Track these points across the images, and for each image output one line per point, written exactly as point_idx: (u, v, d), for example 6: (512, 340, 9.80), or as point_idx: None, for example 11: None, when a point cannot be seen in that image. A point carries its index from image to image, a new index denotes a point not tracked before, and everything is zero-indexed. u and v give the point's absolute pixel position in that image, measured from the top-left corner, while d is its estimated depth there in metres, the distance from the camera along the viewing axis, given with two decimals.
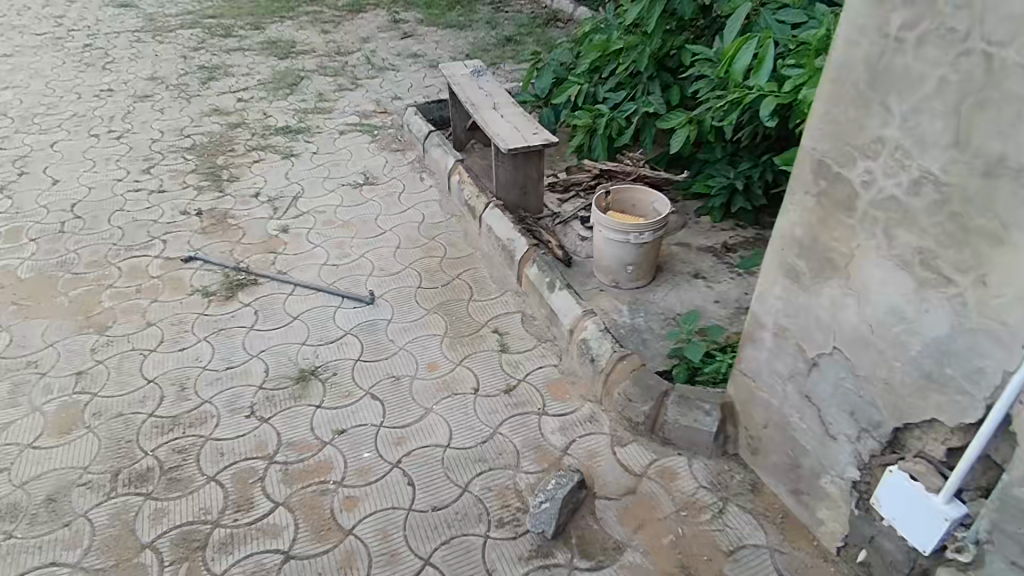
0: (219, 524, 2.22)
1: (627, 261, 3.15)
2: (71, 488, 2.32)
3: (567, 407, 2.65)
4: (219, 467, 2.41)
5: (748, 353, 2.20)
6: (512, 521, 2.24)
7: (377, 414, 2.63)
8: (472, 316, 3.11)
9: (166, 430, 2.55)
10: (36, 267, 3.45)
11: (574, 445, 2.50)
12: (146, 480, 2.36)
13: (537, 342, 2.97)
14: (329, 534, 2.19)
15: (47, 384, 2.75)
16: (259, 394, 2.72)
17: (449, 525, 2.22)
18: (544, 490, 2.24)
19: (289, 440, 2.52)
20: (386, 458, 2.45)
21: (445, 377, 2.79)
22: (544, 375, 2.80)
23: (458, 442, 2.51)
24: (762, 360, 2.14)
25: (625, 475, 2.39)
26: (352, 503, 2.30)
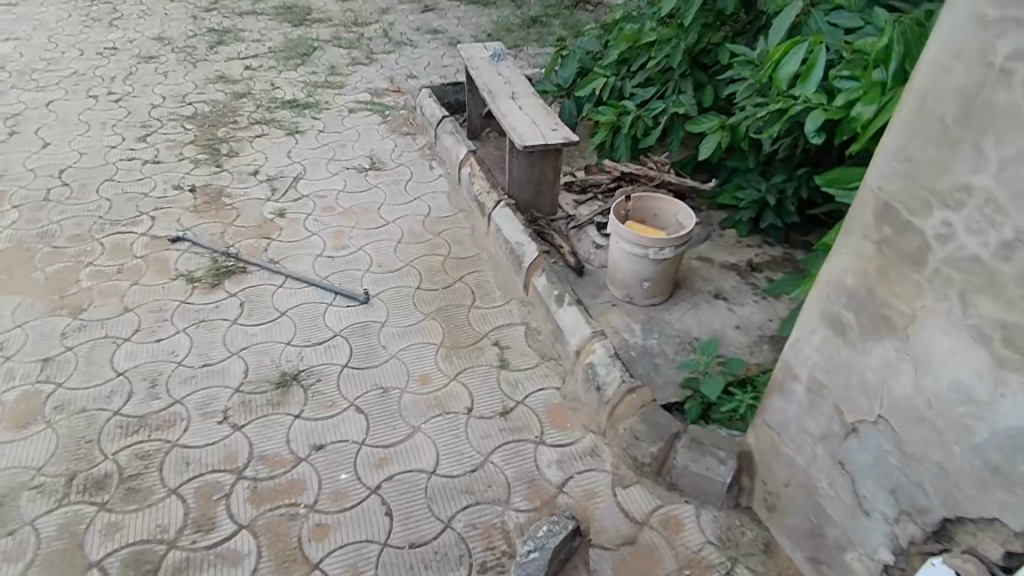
0: (175, 546, 2.02)
1: (644, 277, 2.90)
2: (19, 492, 2.13)
3: (567, 437, 2.42)
4: (182, 479, 2.21)
5: (775, 402, 1.96)
6: (496, 567, 2.02)
7: (360, 430, 2.41)
8: (471, 325, 2.88)
9: (130, 432, 2.35)
10: (15, 236, 3.25)
11: (570, 483, 2.28)
12: (102, 488, 2.16)
13: (540, 359, 2.73)
14: (293, 567, 2.00)
15: (9, 370, 2.56)
16: (235, 397, 2.51)
17: (425, 567, 2.01)
18: (533, 537, 2.03)
19: (261, 453, 2.32)
20: (364, 482, 2.24)
21: (437, 393, 2.57)
22: (545, 398, 2.57)
23: (444, 469, 2.29)
24: (791, 414, 1.90)
25: (624, 522, 2.17)
26: (322, 531, 2.10)
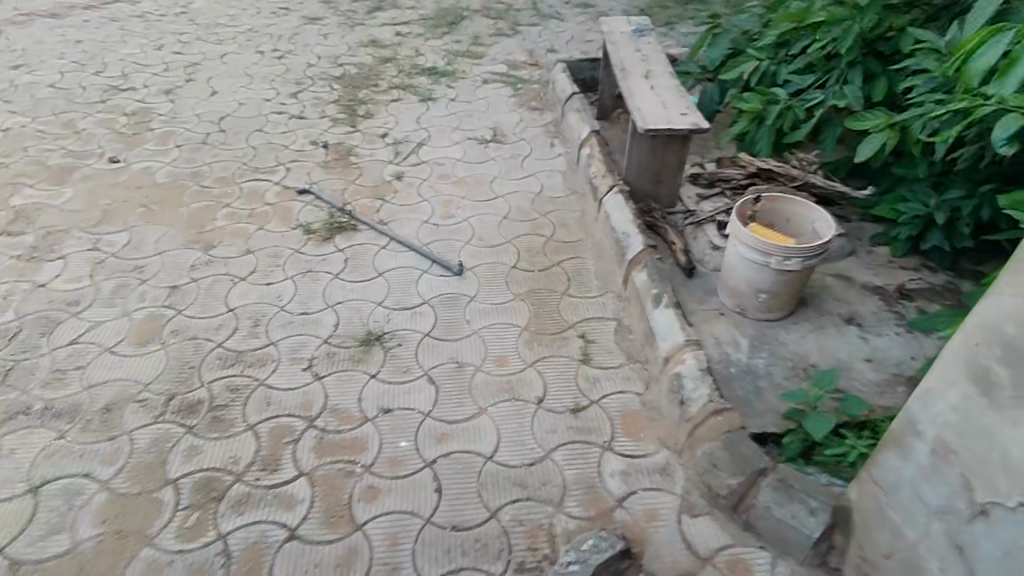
0: (241, 479, 2.13)
1: (760, 287, 2.57)
2: (127, 402, 2.37)
3: (638, 448, 2.22)
4: (261, 417, 2.33)
5: (887, 457, 1.59)
6: (534, 570, 1.91)
7: (428, 401, 2.40)
8: (560, 313, 2.77)
9: (227, 364, 2.53)
10: (172, 173, 3.62)
11: (632, 498, 2.07)
12: (194, 412, 2.34)
13: (625, 360, 2.54)
14: (339, 523, 2.02)
15: (143, 292, 2.86)
16: (322, 348, 2.61)
17: (463, 554, 1.95)
18: (576, 548, 1.88)
19: (333, 406, 2.38)
20: (422, 454, 2.22)
21: (511, 377, 2.49)
22: (623, 402, 2.38)
23: (502, 457, 2.21)
24: (905, 476, 1.54)
25: (684, 553, 1.92)
26: (372, 494, 2.10)
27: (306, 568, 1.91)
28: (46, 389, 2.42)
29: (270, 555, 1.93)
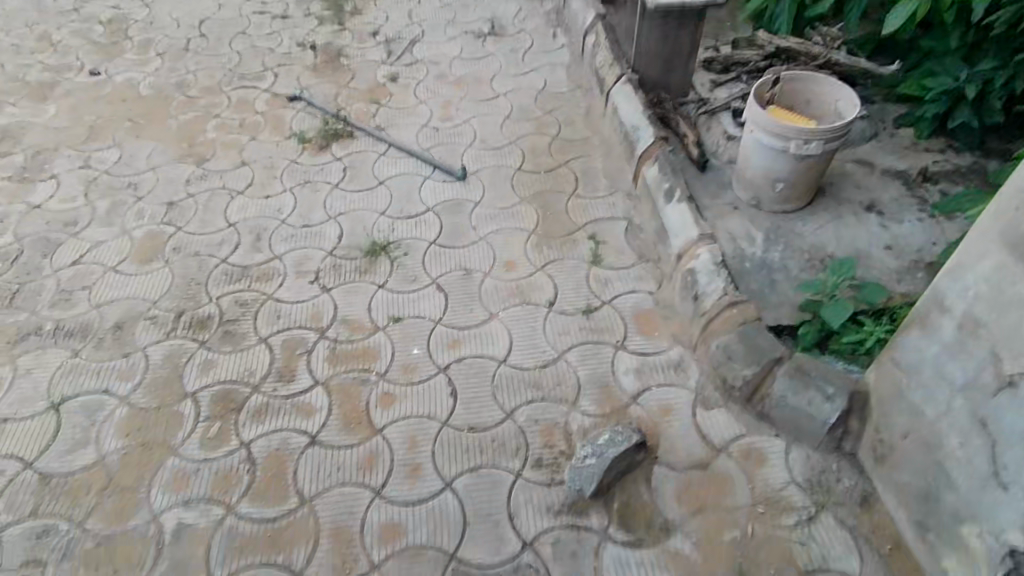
0: (258, 390, 2.14)
1: (777, 177, 2.47)
2: (137, 320, 2.36)
3: (652, 346, 2.21)
4: (273, 329, 2.32)
5: (910, 338, 1.58)
6: (551, 465, 1.93)
7: (438, 308, 2.39)
8: (568, 215, 2.69)
9: (233, 279, 2.50)
10: (156, 84, 3.44)
11: (647, 395, 2.08)
12: (204, 327, 2.33)
13: (636, 260, 2.50)
14: (358, 429, 2.04)
15: (140, 210, 2.78)
16: (327, 260, 2.56)
17: (481, 452, 1.97)
18: (592, 444, 1.91)
19: (344, 317, 2.37)
20: (435, 361, 2.23)
21: (521, 281, 2.46)
22: (635, 302, 2.36)
23: (514, 360, 2.21)
24: (930, 356, 1.52)
25: (698, 444, 1.94)
26: (389, 400, 2.12)
27: (331, 471, 1.93)
28: (55, 309, 2.41)
29: (292, 461, 1.96)
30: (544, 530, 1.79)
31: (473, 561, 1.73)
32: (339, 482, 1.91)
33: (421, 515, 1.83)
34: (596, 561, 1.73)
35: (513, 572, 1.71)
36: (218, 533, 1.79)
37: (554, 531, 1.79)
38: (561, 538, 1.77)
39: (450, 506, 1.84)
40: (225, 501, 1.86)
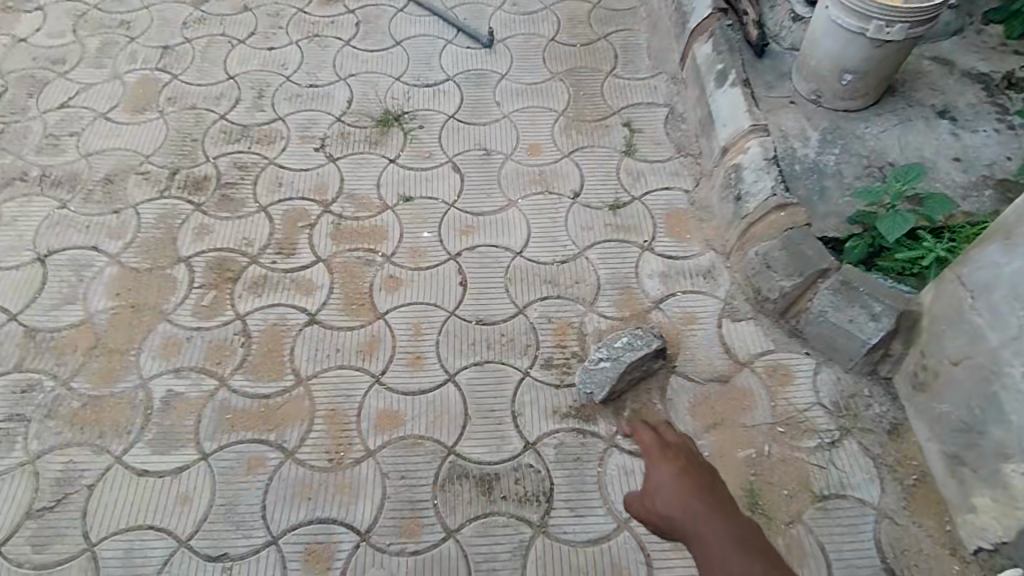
0: (256, 262, 2.00)
1: (846, 67, 2.19)
2: (129, 174, 2.18)
3: (681, 249, 2.03)
4: (273, 198, 2.15)
5: (991, 252, 1.44)
6: (561, 366, 1.82)
7: (453, 190, 2.19)
8: (603, 97, 2.42)
9: (232, 139, 2.29)
10: None
11: (670, 301, 1.93)
12: (201, 189, 2.16)
13: (674, 154, 2.25)
14: (360, 311, 1.92)
15: (133, 53, 2.52)
16: (335, 126, 2.33)
17: (489, 347, 1.85)
18: (608, 345, 1.77)
19: (350, 191, 2.18)
20: (446, 246, 2.07)
21: (545, 167, 2.25)
22: (668, 200, 2.14)
23: (531, 253, 2.05)
24: (1011, 273, 1.38)
25: (721, 357, 1.81)
26: (394, 283, 1.99)
27: (329, 353, 1.83)
28: (42, 155, 2.23)
29: (289, 338, 1.85)
30: (548, 432, 1.71)
31: (472, 456, 1.66)
32: (337, 364, 1.81)
33: (420, 406, 1.74)
34: (600, 467, 1.66)
35: (513, 470, 1.64)
36: (209, 404, 1.72)
37: (559, 434, 1.71)
38: (565, 441, 1.69)
39: (452, 399, 1.76)
40: (217, 373, 1.77)
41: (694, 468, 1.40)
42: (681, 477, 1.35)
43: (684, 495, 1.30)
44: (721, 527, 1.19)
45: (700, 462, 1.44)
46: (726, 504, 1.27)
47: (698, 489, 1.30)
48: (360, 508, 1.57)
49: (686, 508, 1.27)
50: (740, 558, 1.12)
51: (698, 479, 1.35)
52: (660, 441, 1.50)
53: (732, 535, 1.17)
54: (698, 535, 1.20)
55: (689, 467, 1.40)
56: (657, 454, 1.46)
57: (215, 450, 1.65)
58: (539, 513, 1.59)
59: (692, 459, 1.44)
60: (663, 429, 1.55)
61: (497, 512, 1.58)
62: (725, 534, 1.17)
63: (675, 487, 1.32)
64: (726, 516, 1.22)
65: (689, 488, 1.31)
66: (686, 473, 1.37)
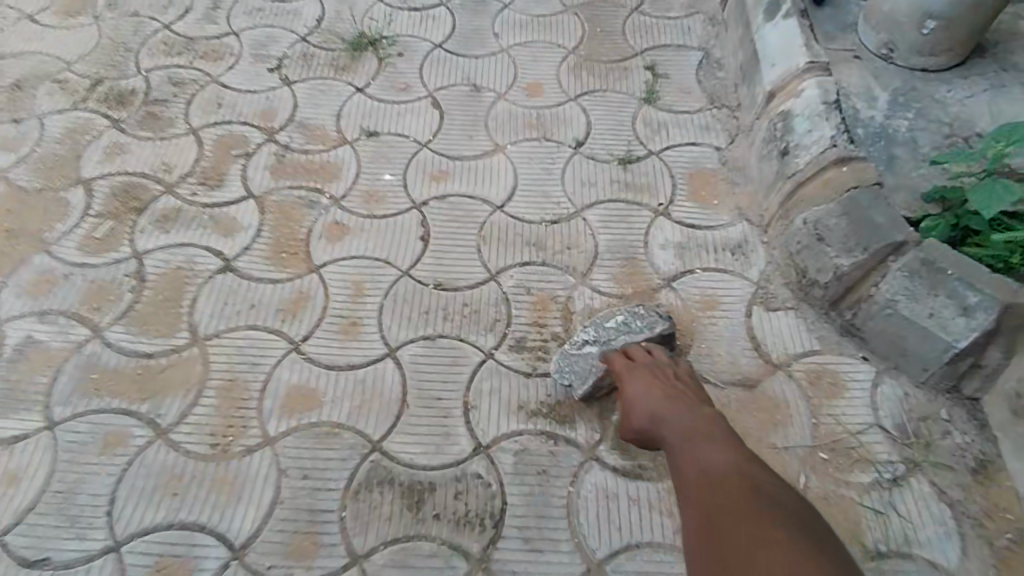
0: (172, 192, 1.60)
1: (929, 11, 1.71)
2: (42, 81, 1.79)
3: (706, 217, 1.60)
4: (207, 120, 1.75)
5: None
6: (536, 349, 1.39)
7: (428, 128, 1.77)
8: (623, 35, 1.99)
9: (173, 51, 1.89)
10: None
11: (686, 279, 1.50)
12: (124, 104, 1.76)
13: (706, 105, 1.82)
14: (290, 262, 1.50)
15: None
16: (297, 47, 1.93)
17: (445, 319, 1.42)
18: (597, 325, 1.35)
19: (302, 120, 1.77)
20: (410, 193, 1.64)
21: (544, 110, 1.81)
22: (694, 158, 1.71)
23: (514, 209, 1.62)
24: None
25: (748, 355, 1.37)
26: (338, 231, 1.56)
27: (239, 310, 1.42)
28: None
29: (194, 287, 1.45)
30: (508, 434, 1.28)
31: (402, 456, 1.24)
32: (247, 324, 1.40)
33: (345, 385, 1.32)
34: (572, 487, 1.23)
35: (454, 481, 1.22)
36: (73, 358, 1.32)
37: (523, 437, 1.28)
38: (528, 448, 1.27)
39: (388, 380, 1.33)
40: (93, 321, 1.38)
41: (662, 372, 1.24)
42: (657, 385, 1.20)
43: (651, 405, 1.17)
44: (692, 429, 1.07)
45: (679, 371, 1.26)
46: (697, 403, 1.16)
47: (669, 396, 1.17)
48: (240, 515, 1.17)
49: (654, 417, 1.15)
50: (707, 450, 1.01)
51: (672, 389, 1.20)
52: (636, 356, 1.28)
53: (705, 434, 1.05)
54: (673, 444, 1.07)
55: (666, 377, 1.23)
56: (632, 367, 1.26)
57: (66, 418, 1.25)
58: (482, 542, 1.17)
59: (671, 367, 1.26)
60: (633, 350, 1.30)
61: (423, 536, 1.16)
62: (699, 435, 1.05)
63: (644, 398, 1.18)
64: (699, 419, 1.10)
65: (657, 396, 1.18)
66: (664, 385, 1.20)
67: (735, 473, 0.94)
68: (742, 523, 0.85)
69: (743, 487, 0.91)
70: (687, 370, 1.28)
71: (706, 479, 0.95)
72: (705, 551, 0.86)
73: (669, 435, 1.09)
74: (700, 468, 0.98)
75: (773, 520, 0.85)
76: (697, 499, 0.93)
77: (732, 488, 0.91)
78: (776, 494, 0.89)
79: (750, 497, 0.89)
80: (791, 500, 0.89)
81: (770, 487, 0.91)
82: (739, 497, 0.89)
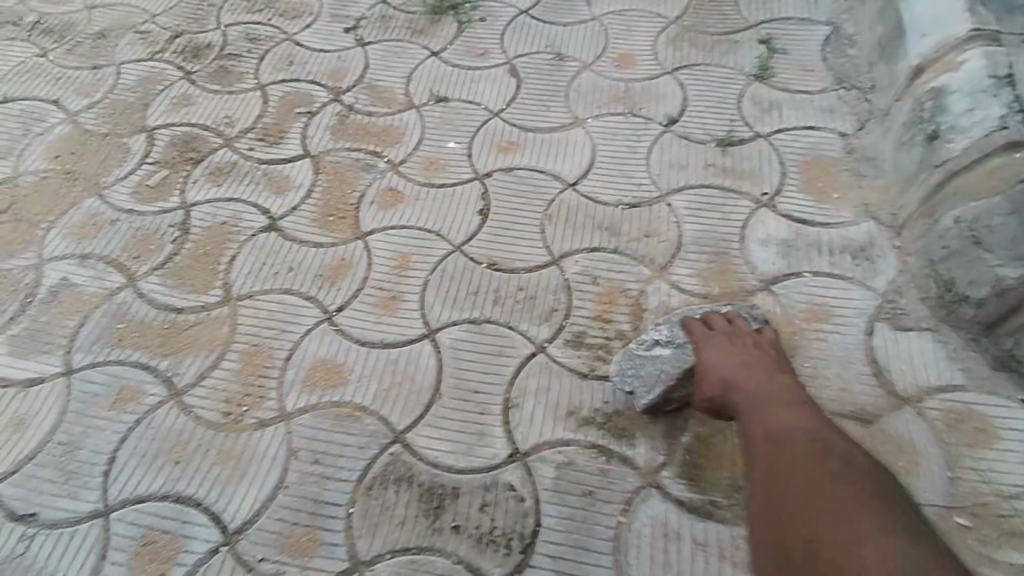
0: (231, 146, 1.53)
1: None
2: (126, 32, 1.77)
3: (820, 212, 1.33)
4: (276, 77, 1.67)
5: None
6: (596, 348, 1.18)
7: (502, 96, 1.60)
8: (734, 6, 1.73)
9: (254, 8, 1.83)
10: None
11: (789, 284, 1.24)
12: (199, 58, 1.72)
13: (830, 86, 1.54)
14: (336, 226, 1.37)
15: None
16: (376, 8, 1.82)
17: (494, 303, 1.24)
18: (672, 324, 1.14)
19: (371, 81, 1.65)
20: (474, 163, 1.47)
21: (634, 83, 1.59)
22: (809, 144, 1.44)
23: (588, 188, 1.41)
24: None
25: (865, 383, 1.12)
26: (392, 197, 1.42)
27: (276, 272, 1.30)
28: None
29: (235, 244, 1.35)
30: (553, 443, 1.08)
31: (426, 453, 1.07)
32: (282, 288, 1.28)
33: (375, 364, 1.17)
34: (623, 517, 1.01)
35: (482, 490, 1.03)
36: (102, 305, 1.25)
37: (569, 449, 1.07)
38: (574, 462, 1.06)
39: (422, 363, 1.17)
40: (130, 269, 1.31)
41: (739, 337, 1.10)
42: (733, 348, 1.08)
43: (725, 371, 1.05)
44: (770, 401, 1.00)
45: (762, 338, 1.11)
46: (773, 368, 1.06)
47: (743, 363, 1.06)
48: (240, 494, 1.04)
49: (729, 385, 1.04)
50: (786, 424, 0.95)
51: (749, 354, 1.07)
52: (715, 324, 1.13)
53: (781, 403, 0.99)
54: (743, 409, 1.01)
55: (744, 340, 1.10)
56: (708, 333, 1.12)
57: (85, 366, 1.17)
58: (505, 568, 0.97)
59: (752, 332, 1.11)
60: (710, 317, 1.14)
61: (437, 550, 0.99)
62: (774, 402, 0.99)
63: (717, 366, 1.06)
64: (777, 389, 1.01)
65: (732, 363, 1.06)
66: (741, 349, 1.08)
67: (813, 442, 0.92)
68: (820, 493, 0.85)
69: (821, 457, 0.89)
70: (772, 335, 1.12)
71: (780, 447, 0.93)
72: (775, 518, 0.87)
73: (741, 404, 1.02)
74: (781, 442, 0.93)
75: (862, 502, 0.83)
76: (768, 464, 0.92)
77: (818, 466, 0.88)
78: (859, 470, 0.88)
79: (829, 467, 0.88)
80: (875, 478, 0.87)
81: (854, 464, 0.89)
82: (817, 467, 0.88)
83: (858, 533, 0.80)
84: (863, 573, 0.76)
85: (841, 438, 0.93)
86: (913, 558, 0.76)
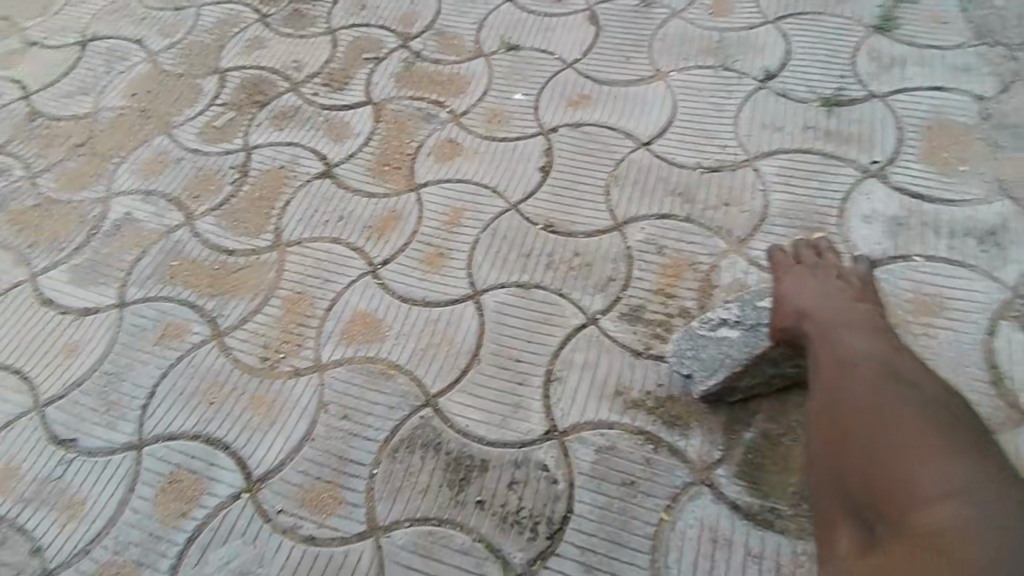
0: (297, 90, 1.49)
1: None
2: None
3: (940, 188, 1.13)
4: (348, 21, 1.62)
5: None
6: (654, 325, 1.06)
7: (578, 46, 1.46)
8: None
9: None
10: None
11: (892, 269, 1.06)
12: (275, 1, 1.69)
13: (968, 41, 1.30)
14: (391, 176, 1.31)
15: None
16: None
17: (547, 267, 1.14)
18: (745, 304, 1.01)
19: (443, 27, 1.56)
20: (540, 116, 1.36)
21: (729, 34, 1.41)
22: (936, 107, 1.22)
23: (663, 148, 1.26)
24: None
25: (978, 391, 0.94)
26: (452, 149, 1.34)
27: (327, 220, 1.26)
28: None
29: (290, 189, 1.32)
30: (595, 424, 0.98)
31: (458, 421, 1.00)
32: (331, 237, 1.24)
33: (415, 322, 1.11)
34: (665, 514, 0.91)
35: (512, 467, 0.95)
36: (159, 242, 1.26)
37: (612, 432, 0.97)
38: (616, 447, 0.96)
39: (463, 325, 1.09)
40: (189, 208, 1.31)
41: (825, 267, 0.97)
42: (811, 277, 0.95)
43: (797, 300, 0.91)
44: (840, 328, 0.84)
45: (851, 270, 0.96)
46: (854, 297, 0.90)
47: (819, 293, 0.90)
48: (267, 442, 1.02)
49: (799, 312, 0.89)
50: (851, 348, 0.80)
51: (830, 283, 0.93)
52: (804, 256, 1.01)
53: (855, 331, 0.82)
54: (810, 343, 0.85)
55: (829, 272, 0.96)
56: (791, 264, 1.00)
57: (137, 300, 1.19)
58: (529, 552, 0.90)
59: (838, 264, 0.98)
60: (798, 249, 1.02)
61: (458, 524, 0.92)
62: (845, 331, 0.83)
63: (790, 293, 0.93)
64: (852, 317, 0.85)
65: (807, 291, 0.92)
66: (822, 279, 0.94)
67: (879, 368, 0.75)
68: (874, 417, 0.70)
69: (884, 382, 0.73)
70: (865, 269, 0.98)
71: (846, 374, 0.76)
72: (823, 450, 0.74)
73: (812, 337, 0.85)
74: (841, 366, 0.78)
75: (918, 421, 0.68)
76: (825, 394, 0.77)
77: (875, 388, 0.73)
78: (928, 393, 0.71)
79: (889, 389, 0.72)
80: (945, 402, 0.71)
81: (923, 388, 0.72)
82: (875, 390, 0.72)
83: (909, 455, 0.65)
84: (906, 496, 0.63)
85: (913, 363, 0.76)
86: (976, 477, 0.62)
